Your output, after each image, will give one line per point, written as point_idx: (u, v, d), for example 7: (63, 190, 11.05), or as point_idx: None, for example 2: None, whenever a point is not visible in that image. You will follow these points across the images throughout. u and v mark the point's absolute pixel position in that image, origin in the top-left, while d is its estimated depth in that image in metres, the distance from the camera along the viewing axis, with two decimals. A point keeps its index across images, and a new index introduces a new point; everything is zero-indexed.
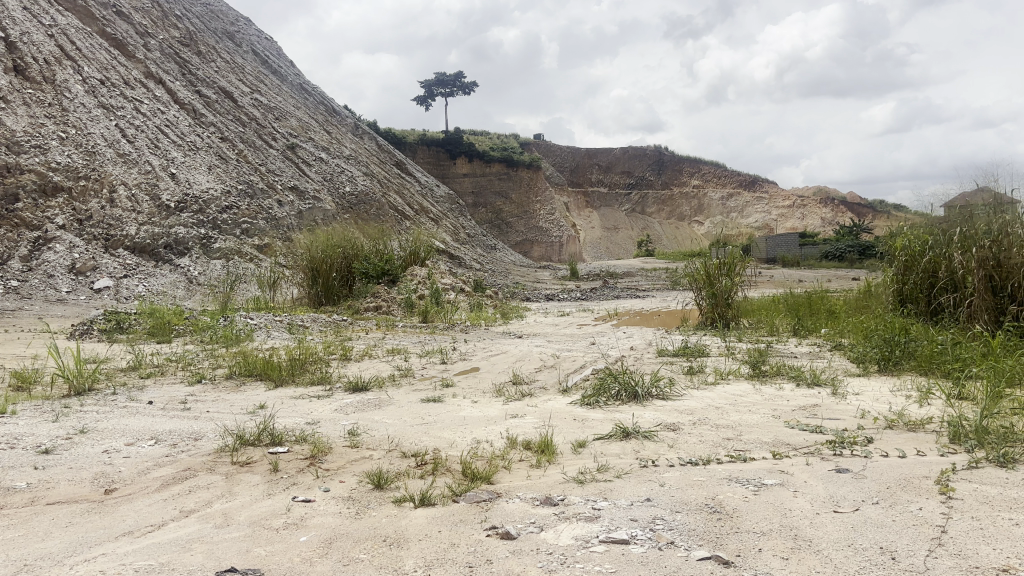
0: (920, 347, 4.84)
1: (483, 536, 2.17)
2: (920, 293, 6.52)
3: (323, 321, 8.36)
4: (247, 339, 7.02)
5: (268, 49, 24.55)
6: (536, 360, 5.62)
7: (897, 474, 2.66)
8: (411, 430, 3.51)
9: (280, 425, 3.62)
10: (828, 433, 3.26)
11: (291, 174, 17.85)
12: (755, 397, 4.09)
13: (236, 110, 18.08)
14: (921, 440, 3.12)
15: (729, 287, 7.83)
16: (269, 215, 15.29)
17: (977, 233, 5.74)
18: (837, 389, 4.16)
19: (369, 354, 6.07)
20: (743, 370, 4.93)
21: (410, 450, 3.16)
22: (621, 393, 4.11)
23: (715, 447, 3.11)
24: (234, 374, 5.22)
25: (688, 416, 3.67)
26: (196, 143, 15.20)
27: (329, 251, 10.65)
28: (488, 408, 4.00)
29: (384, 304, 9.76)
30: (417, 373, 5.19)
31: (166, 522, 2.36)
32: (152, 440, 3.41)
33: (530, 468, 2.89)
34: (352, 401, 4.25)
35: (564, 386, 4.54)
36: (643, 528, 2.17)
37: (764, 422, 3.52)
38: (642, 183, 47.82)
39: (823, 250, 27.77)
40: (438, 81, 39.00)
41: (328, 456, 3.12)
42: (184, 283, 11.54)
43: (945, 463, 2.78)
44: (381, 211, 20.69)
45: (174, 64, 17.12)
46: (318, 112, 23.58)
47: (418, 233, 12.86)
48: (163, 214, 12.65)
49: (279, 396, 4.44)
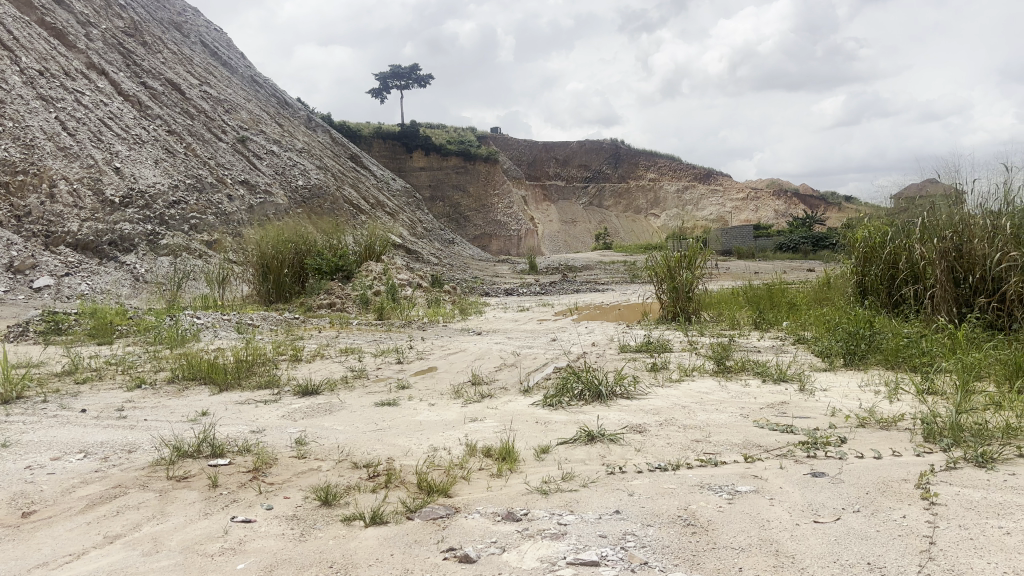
0: (886, 340, 4.76)
1: (439, 560, 1.98)
2: (881, 285, 6.48)
3: (275, 319, 8.09)
4: (193, 340, 6.72)
5: (217, 41, 23.94)
6: (496, 357, 5.45)
7: (876, 478, 2.52)
8: (363, 438, 3.31)
9: (221, 434, 3.38)
10: (800, 433, 3.13)
11: (241, 168, 17.42)
12: (722, 394, 3.96)
13: (183, 102, 17.57)
14: (894, 439, 3.01)
15: (690, 280, 7.72)
16: (218, 211, 14.90)
17: (938, 223, 5.69)
18: (805, 384, 4.06)
19: (320, 354, 5.82)
20: (707, 366, 4.81)
21: (362, 461, 2.96)
22: (585, 392, 3.95)
23: (683, 450, 2.96)
24: (177, 378, 4.96)
25: (655, 417, 3.52)
26: (142, 137, 14.71)
27: (280, 246, 10.32)
28: (445, 411, 3.80)
29: (338, 301, 9.50)
30: (371, 374, 4.98)
31: (87, 550, 2.14)
32: (81, 453, 3.16)
33: (490, 478, 2.70)
34: (301, 405, 4.02)
35: (525, 386, 4.36)
36: (612, 547, 2.00)
37: (733, 421, 3.39)
38: (599, 176, 47.93)
39: (777, 242, 28.07)
40: (393, 74, 38.51)
41: (273, 469, 2.91)
42: (130, 281, 11.13)
43: (923, 464, 2.66)
44: (335, 204, 20.34)
45: (118, 54, 16.54)
46: (269, 105, 23.07)
47: (373, 227, 12.60)
48: (107, 210, 12.19)
49: (223, 401, 4.20)
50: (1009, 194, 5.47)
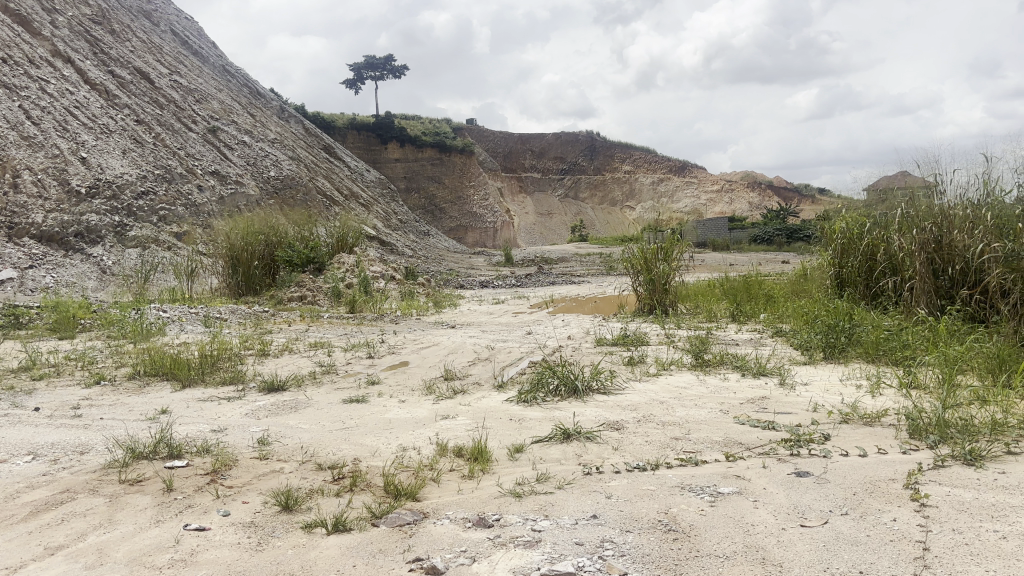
0: (866, 333, 4.69)
1: (404, 572, 1.86)
2: (860, 277, 6.44)
3: (243, 313, 7.90)
4: (158, 334, 6.52)
5: (188, 29, 23.50)
6: (469, 351, 5.33)
7: (862, 478, 2.43)
8: (329, 437, 3.16)
9: (180, 434, 3.21)
10: (782, 430, 3.04)
11: (212, 158, 17.12)
12: (700, 389, 3.86)
13: (153, 91, 17.20)
14: (879, 436, 2.92)
15: (666, 272, 7.61)
16: (188, 202, 14.63)
17: (918, 214, 5.64)
18: (785, 379, 3.97)
19: (289, 349, 5.65)
20: (686, 360, 4.70)
21: (327, 462, 2.82)
22: (560, 388, 3.83)
23: (663, 449, 2.84)
24: (138, 374, 4.77)
25: (632, 413, 3.41)
26: (110, 126, 14.36)
27: (249, 238, 10.09)
28: (416, 408, 3.67)
29: (309, 294, 9.31)
30: (340, 369, 4.82)
31: (25, 563, 1.98)
32: (29, 456, 2.97)
33: (462, 480, 2.58)
34: (266, 403, 3.87)
35: (499, 381, 4.23)
36: (589, 556, 1.88)
37: (712, 418, 3.28)
38: (575, 168, 47.87)
39: (751, 235, 28.18)
40: (367, 64, 38.11)
41: (232, 471, 2.76)
42: (96, 273, 10.86)
43: (910, 462, 2.57)
44: (308, 195, 20.09)
45: (84, 41, 16.11)
46: (241, 95, 22.72)
47: (346, 218, 12.42)
48: (73, 200, 11.88)
49: (185, 398, 4.03)
50: (988, 185, 5.40)
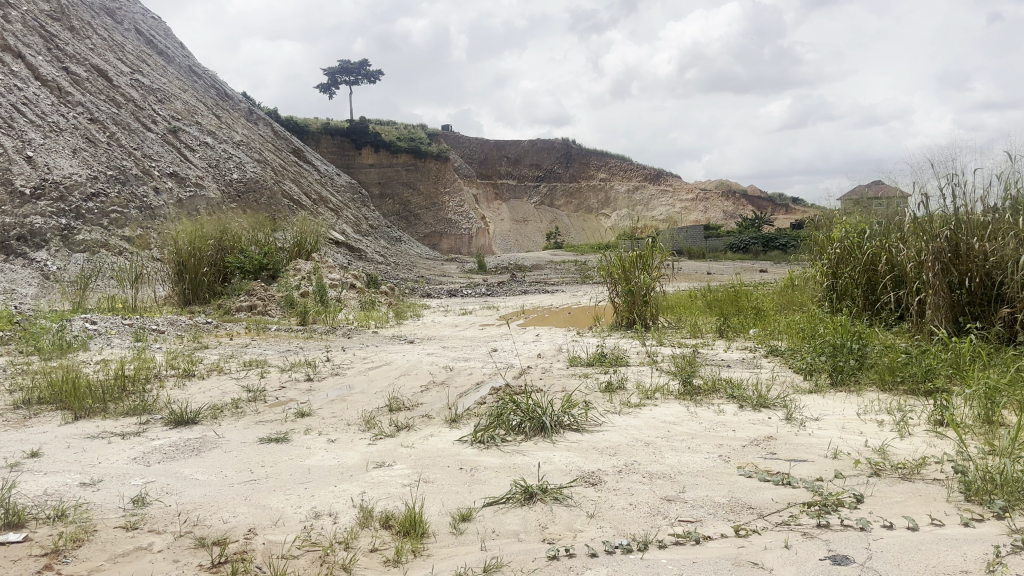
0: (879, 356, 4.07)
1: None
2: (858, 290, 5.87)
3: (183, 324, 7.15)
4: (78, 349, 5.76)
5: (155, 28, 22.63)
6: (423, 373, 4.65)
7: (924, 569, 1.79)
8: (227, 496, 2.46)
9: (32, 490, 2.48)
10: (800, 486, 2.40)
11: (171, 159, 16.32)
12: (691, 426, 3.21)
13: (110, 90, 16.30)
14: (926, 496, 2.30)
15: (647, 283, 6.97)
16: (141, 205, 13.83)
17: (930, 218, 5.06)
18: (792, 413, 3.33)
19: (217, 369, 4.91)
20: (672, 386, 4.04)
21: (211, 536, 2.13)
22: (524, 425, 3.17)
23: (653, 517, 2.18)
24: (28, 403, 4.01)
25: (612, 459, 2.75)
26: (60, 123, 13.48)
27: (196, 242, 9.28)
28: (346, 451, 2.97)
29: (259, 303, 8.59)
30: (269, 396, 4.11)
31: None
32: None
33: (383, 569, 1.91)
34: (164, 443, 3.15)
35: (452, 413, 3.54)
36: None
37: (709, 467, 2.64)
38: (550, 175, 47.57)
39: (727, 242, 27.60)
40: (341, 69, 37.24)
41: (81, 548, 2.06)
42: (38, 279, 10.08)
43: (981, 543, 1.93)
44: (272, 200, 19.38)
45: (38, 36, 15.18)
46: (208, 96, 21.91)
47: (303, 220, 11.71)
48: (14, 202, 11.07)
49: (69, 436, 3.30)
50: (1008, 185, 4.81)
